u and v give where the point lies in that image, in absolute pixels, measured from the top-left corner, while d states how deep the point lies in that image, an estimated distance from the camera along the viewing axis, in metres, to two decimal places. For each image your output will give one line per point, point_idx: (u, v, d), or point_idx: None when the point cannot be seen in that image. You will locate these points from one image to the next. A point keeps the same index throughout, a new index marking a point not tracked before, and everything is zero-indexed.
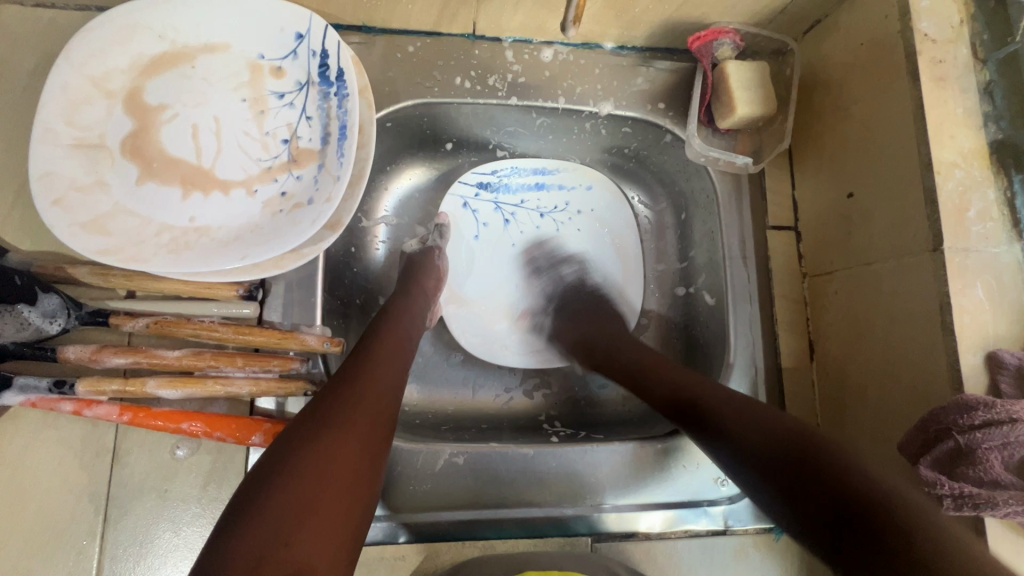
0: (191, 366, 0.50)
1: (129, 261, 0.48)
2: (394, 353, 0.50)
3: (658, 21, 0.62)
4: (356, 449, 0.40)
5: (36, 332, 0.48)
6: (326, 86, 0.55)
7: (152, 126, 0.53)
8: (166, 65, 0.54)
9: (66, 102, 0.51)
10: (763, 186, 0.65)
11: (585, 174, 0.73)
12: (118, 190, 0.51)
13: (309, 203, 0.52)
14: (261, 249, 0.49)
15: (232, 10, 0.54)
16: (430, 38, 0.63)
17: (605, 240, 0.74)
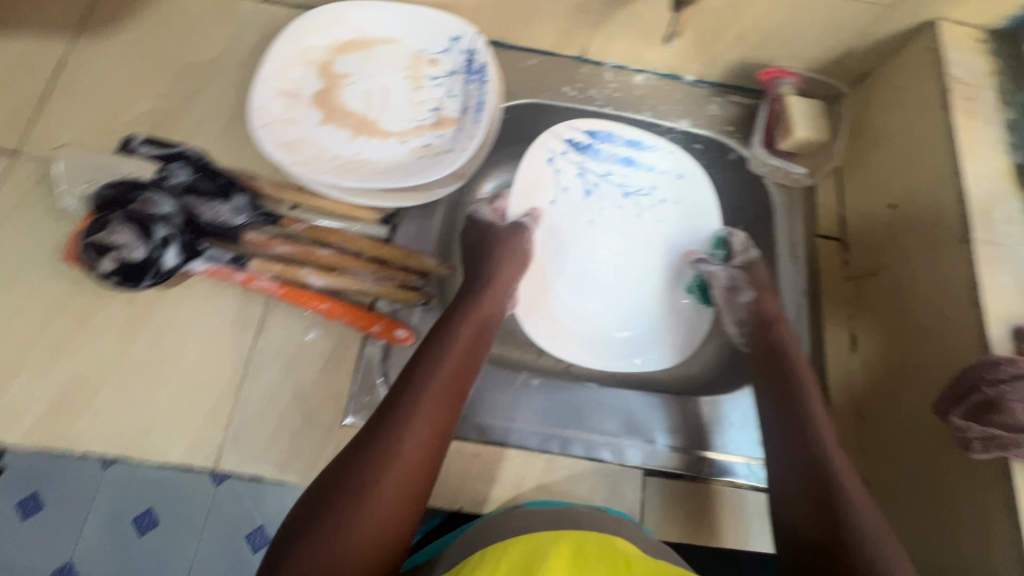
0: (335, 264, 0.63)
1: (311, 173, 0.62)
2: (443, 391, 0.51)
3: (733, 61, 0.76)
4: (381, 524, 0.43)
5: (225, 221, 0.62)
6: (469, 75, 0.71)
7: (336, 86, 0.70)
8: (352, 48, 0.72)
9: (281, 63, 0.68)
10: (815, 200, 0.76)
11: (677, 162, 0.76)
12: (305, 126, 0.66)
13: (448, 152, 0.66)
14: (414, 178, 0.64)
15: (409, 15, 0.72)
16: (547, 56, 0.79)
17: (689, 234, 0.73)
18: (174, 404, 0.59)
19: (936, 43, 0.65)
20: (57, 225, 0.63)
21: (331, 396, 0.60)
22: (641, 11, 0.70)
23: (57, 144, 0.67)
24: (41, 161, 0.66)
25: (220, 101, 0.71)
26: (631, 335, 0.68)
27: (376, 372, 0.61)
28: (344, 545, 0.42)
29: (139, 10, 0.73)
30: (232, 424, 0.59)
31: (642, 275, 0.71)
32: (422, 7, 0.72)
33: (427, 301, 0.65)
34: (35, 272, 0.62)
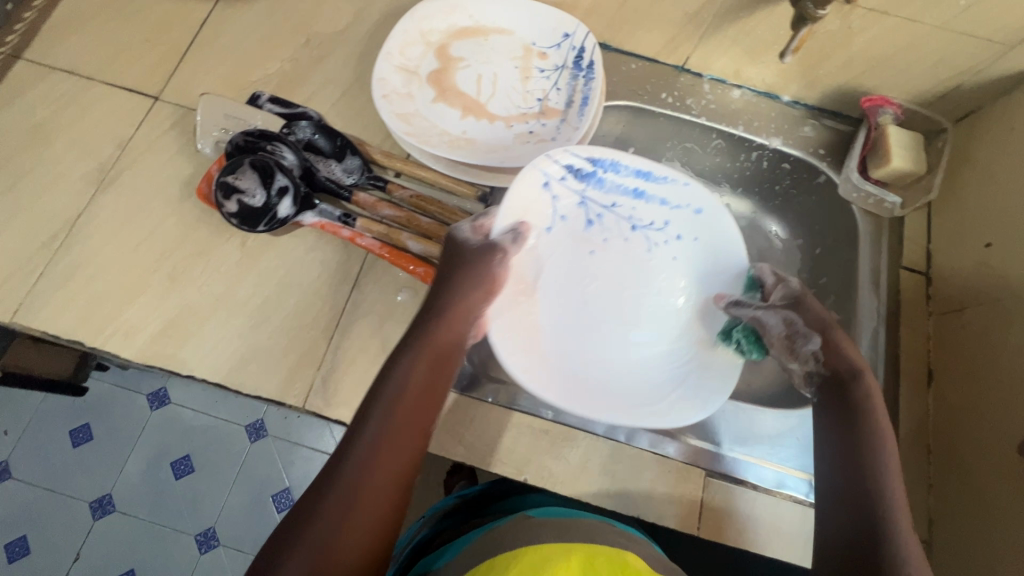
0: (434, 233, 0.66)
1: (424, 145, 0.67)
2: (405, 418, 0.46)
3: (835, 85, 0.77)
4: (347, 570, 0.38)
5: (339, 179, 0.68)
6: (577, 71, 0.73)
7: (450, 68, 0.73)
8: (468, 34, 0.75)
9: (402, 41, 0.72)
10: (902, 232, 0.76)
11: (694, 194, 0.68)
12: (420, 102, 0.71)
13: (552, 140, 0.70)
14: (516, 161, 0.67)
15: (524, 8, 0.75)
16: (649, 63, 0.82)
17: (699, 277, 0.69)
18: (273, 343, 0.63)
19: None
20: (185, 166, 0.69)
21: None
22: (752, 27, 0.71)
23: (192, 93, 0.73)
24: (177, 107, 0.72)
25: (341, 70, 0.76)
26: (632, 381, 0.64)
27: None
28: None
29: None
30: (323, 368, 0.62)
31: (648, 317, 0.69)
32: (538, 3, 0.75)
33: None
34: (164, 205, 0.67)
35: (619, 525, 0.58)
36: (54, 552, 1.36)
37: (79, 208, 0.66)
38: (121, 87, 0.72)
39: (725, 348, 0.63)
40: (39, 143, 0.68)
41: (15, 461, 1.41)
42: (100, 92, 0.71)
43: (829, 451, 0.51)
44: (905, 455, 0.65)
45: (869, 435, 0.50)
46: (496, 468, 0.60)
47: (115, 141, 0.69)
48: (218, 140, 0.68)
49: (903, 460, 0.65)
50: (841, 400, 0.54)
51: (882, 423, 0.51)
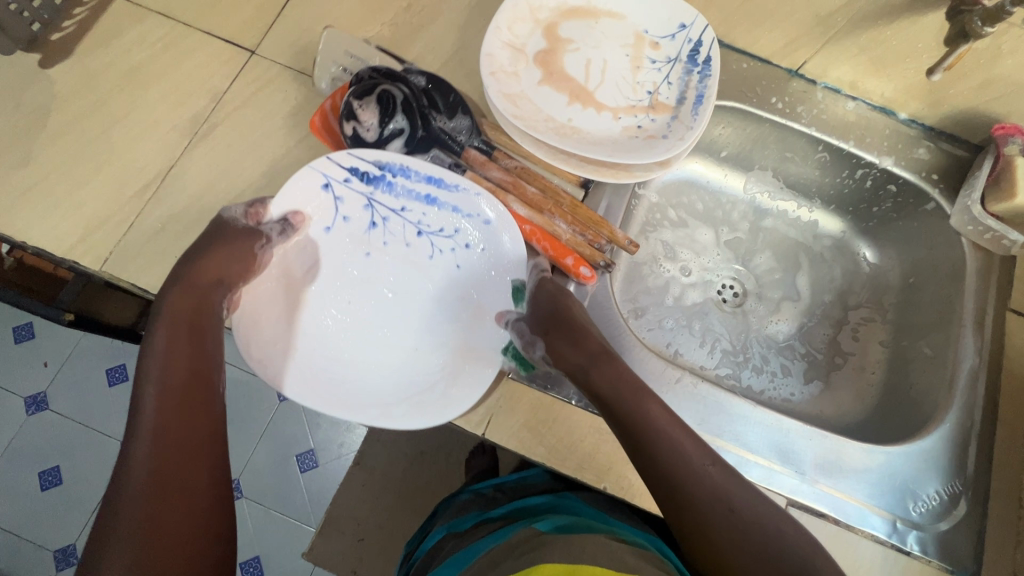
0: (536, 204, 0.64)
1: (532, 130, 0.64)
2: (184, 371, 0.49)
3: (962, 108, 0.72)
4: (179, 510, 0.44)
5: (451, 133, 0.66)
6: (691, 66, 0.69)
7: (558, 49, 0.70)
8: (579, 15, 0.71)
9: (512, 15, 0.69)
10: (1013, 272, 0.71)
11: (485, 204, 0.62)
12: (526, 83, 0.67)
13: (663, 138, 0.66)
14: (624, 155, 0.64)
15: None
16: (761, 63, 0.77)
17: (477, 290, 0.63)
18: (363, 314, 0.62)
19: None
20: (279, 126, 0.66)
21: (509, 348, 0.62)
22: (888, 36, 0.67)
23: (289, 50, 0.70)
24: (272, 64, 0.69)
25: (440, 39, 0.72)
26: (382, 386, 0.59)
27: None
28: (152, 545, 0.42)
29: None
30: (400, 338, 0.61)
31: (415, 326, 0.62)
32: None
33: (608, 266, 0.65)
34: (256, 165, 0.65)
35: (629, 538, 0.66)
36: (85, 486, 1.39)
37: (171, 161, 0.64)
38: (217, 37, 0.69)
39: (507, 360, 0.59)
40: (134, 88, 0.67)
41: (53, 393, 1.43)
42: (196, 41, 0.69)
43: (619, 435, 0.54)
44: (995, 507, 0.62)
45: (637, 402, 0.54)
46: (576, 473, 0.59)
47: (209, 94, 0.67)
48: (337, 77, 0.67)
49: (993, 512, 0.62)
50: (604, 391, 0.55)
51: (617, 374, 0.55)
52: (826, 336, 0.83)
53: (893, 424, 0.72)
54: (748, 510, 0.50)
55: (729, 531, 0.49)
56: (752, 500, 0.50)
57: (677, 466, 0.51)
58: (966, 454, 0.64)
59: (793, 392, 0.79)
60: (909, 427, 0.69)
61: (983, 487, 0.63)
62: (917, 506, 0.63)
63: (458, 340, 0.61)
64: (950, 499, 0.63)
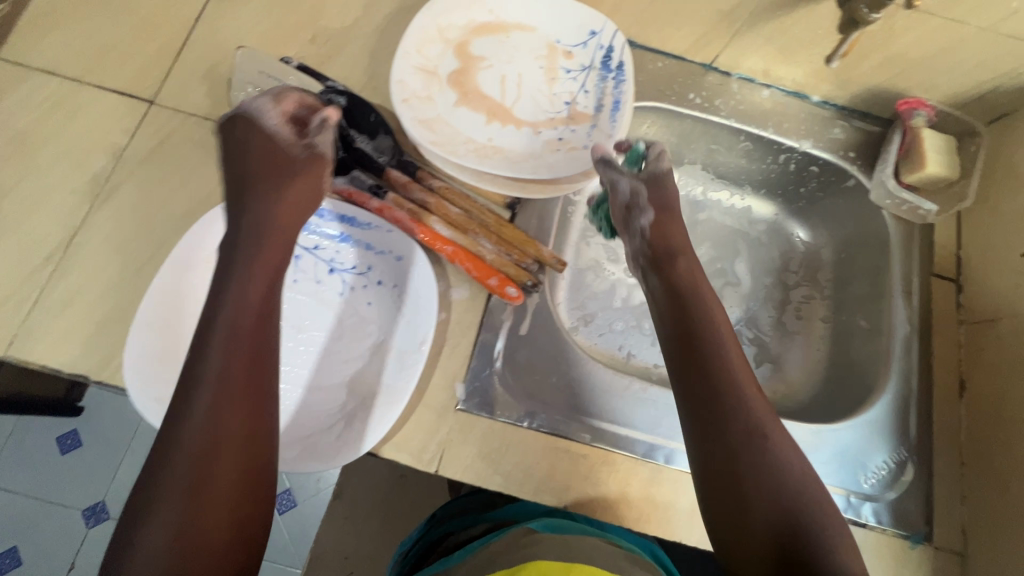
0: (463, 224, 0.63)
1: (453, 154, 0.63)
2: (247, 342, 0.48)
3: (868, 86, 0.75)
4: (223, 485, 0.43)
5: (372, 154, 0.64)
6: (606, 72, 0.69)
7: (472, 68, 0.69)
8: (489, 31, 0.70)
9: (419, 38, 0.67)
10: (932, 238, 0.75)
11: (398, 241, 0.61)
12: (442, 105, 0.67)
13: (584, 149, 0.66)
14: (548, 170, 0.64)
15: (549, 4, 0.71)
16: (676, 60, 0.78)
17: (390, 326, 0.60)
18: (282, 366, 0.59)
19: None
20: (188, 177, 0.63)
21: (457, 379, 0.61)
22: (790, 26, 0.69)
23: (190, 95, 0.67)
24: (174, 112, 0.66)
25: (351, 69, 0.71)
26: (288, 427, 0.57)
27: (494, 356, 0.62)
28: (203, 501, 0.42)
29: None
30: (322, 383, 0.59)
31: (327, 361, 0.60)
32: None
33: (536, 285, 0.65)
34: (168, 222, 0.62)
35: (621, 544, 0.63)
36: (47, 563, 1.31)
37: (75, 226, 0.61)
38: (111, 90, 0.66)
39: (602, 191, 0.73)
40: (26, 153, 0.62)
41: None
42: (89, 96, 0.65)
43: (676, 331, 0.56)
44: (939, 468, 0.65)
45: (700, 301, 0.57)
46: (535, 496, 0.58)
47: (108, 150, 0.63)
48: (252, 98, 0.64)
49: (937, 473, 0.65)
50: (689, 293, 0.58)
51: (709, 301, 0.58)
52: (772, 318, 0.83)
53: (843, 396, 0.74)
54: (779, 449, 0.49)
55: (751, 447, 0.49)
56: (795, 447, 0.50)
57: (719, 356, 0.54)
58: (909, 420, 0.67)
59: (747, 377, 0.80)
60: (857, 398, 0.72)
61: (926, 450, 0.66)
62: (867, 478, 0.65)
63: (365, 377, 0.59)
64: (897, 466, 0.65)
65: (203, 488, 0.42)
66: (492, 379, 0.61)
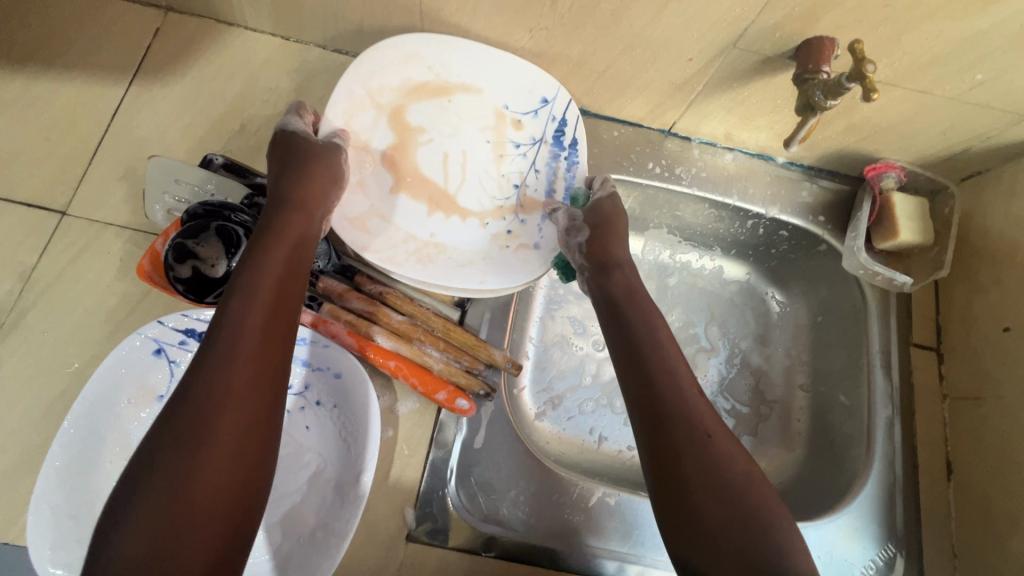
0: (405, 332, 0.59)
1: (392, 264, 0.60)
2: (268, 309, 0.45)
3: (834, 149, 0.71)
4: (215, 455, 0.38)
5: None
6: (557, 148, 0.66)
7: (409, 143, 0.64)
8: (428, 93, 0.64)
9: (348, 109, 0.62)
10: (909, 305, 0.71)
11: (336, 357, 0.56)
12: (376, 195, 0.62)
13: (535, 247, 0.64)
14: (502, 284, 0.62)
15: (495, 59, 0.64)
16: (632, 128, 0.74)
17: (331, 453, 0.56)
18: None
19: None
20: (105, 297, 0.58)
21: (406, 506, 0.56)
22: (748, 96, 0.64)
23: (106, 202, 0.61)
24: (89, 222, 0.61)
25: None
26: None
27: (447, 476, 0.57)
28: (185, 494, 0.36)
29: (203, 59, 0.68)
30: None
31: None
32: (514, 59, 0.64)
33: (489, 392, 0.60)
34: (85, 349, 0.56)
35: None
36: None
37: None
38: (18, 202, 0.60)
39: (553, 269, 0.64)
40: None
41: None
42: None
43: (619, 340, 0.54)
44: (929, 563, 0.61)
45: (641, 306, 0.55)
46: None
47: (16, 272, 0.58)
48: (171, 209, 0.59)
49: (927, 569, 0.61)
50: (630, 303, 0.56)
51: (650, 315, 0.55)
52: (749, 385, 0.77)
53: (826, 478, 0.70)
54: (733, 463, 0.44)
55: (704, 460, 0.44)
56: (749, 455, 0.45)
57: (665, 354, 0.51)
58: (895, 512, 0.63)
59: None
60: (839, 482, 0.67)
61: (915, 543, 0.62)
62: None
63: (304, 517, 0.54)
64: (886, 563, 0.61)
65: (200, 454, 0.37)
66: (445, 502, 0.56)
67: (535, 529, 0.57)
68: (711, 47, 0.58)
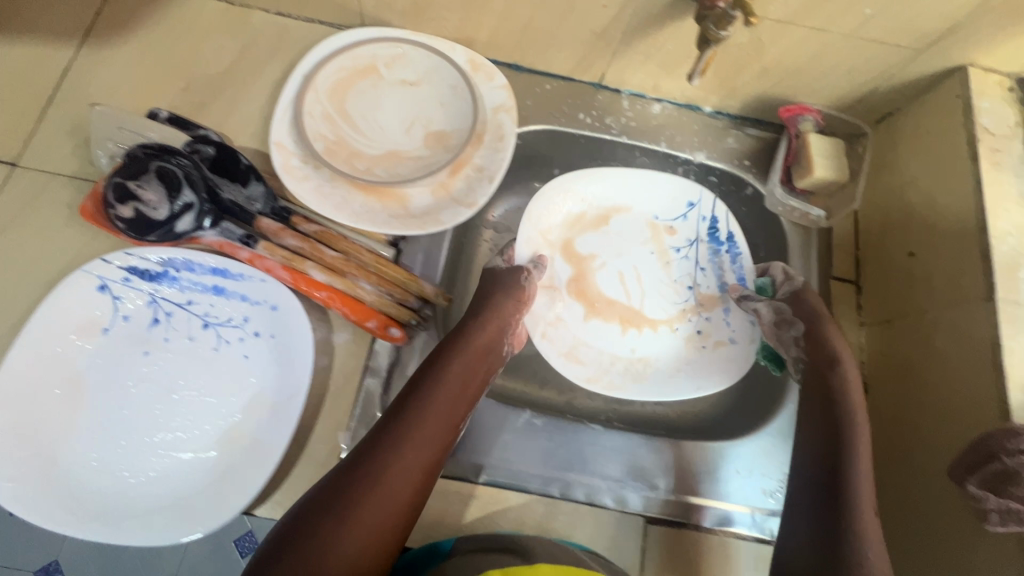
0: (339, 266, 0.62)
1: (594, 384, 0.71)
2: (435, 419, 0.55)
3: (753, 95, 0.75)
4: (371, 532, 0.48)
5: (243, 206, 0.63)
6: (716, 245, 0.77)
7: (585, 270, 0.77)
8: (591, 225, 0.77)
9: (527, 245, 0.74)
10: (830, 242, 0.74)
11: (271, 290, 0.60)
12: (572, 325, 0.74)
13: (729, 343, 0.74)
14: (714, 381, 0.72)
15: (630, 180, 0.77)
16: (564, 81, 0.78)
17: (267, 380, 0.59)
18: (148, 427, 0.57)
19: (966, 89, 0.63)
20: (53, 238, 0.62)
21: (339, 428, 0.60)
22: (663, 42, 0.68)
23: (56, 153, 0.65)
24: (39, 171, 0.64)
25: (229, 115, 0.70)
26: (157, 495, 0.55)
27: (379, 401, 0.61)
28: (354, 518, 0.48)
29: (151, 22, 0.72)
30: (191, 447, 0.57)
31: (200, 420, 0.58)
32: (641, 173, 0.76)
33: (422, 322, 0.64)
34: (33, 286, 0.60)
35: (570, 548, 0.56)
36: None
37: None
38: None
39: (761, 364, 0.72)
40: None
41: None
42: None
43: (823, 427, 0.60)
44: None
45: (846, 408, 0.60)
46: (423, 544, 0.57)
47: None
48: (114, 154, 0.63)
49: None
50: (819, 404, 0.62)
51: (855, 409, 0.60)
52: None
53: (754, 407, 0.72)
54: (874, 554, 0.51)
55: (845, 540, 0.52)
56: (883, 542, 0.52)
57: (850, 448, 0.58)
58: None
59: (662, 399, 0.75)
60: (761, 408, 0.71)
61: None
62: (774, 493, 0.63)
63: (240, 436, 0.57)
64: None
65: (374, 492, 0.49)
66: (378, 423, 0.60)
67: (463, 448, 0.61)
68: None
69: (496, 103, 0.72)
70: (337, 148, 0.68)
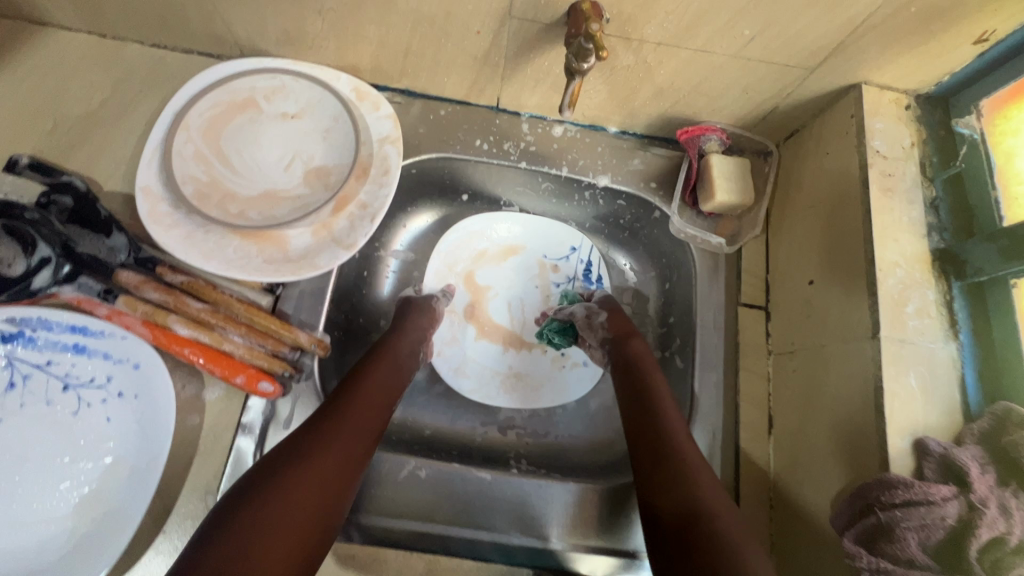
0: (206, 318, 0.60)
1: (476, 395, 0.75)
2: (377, 392, 0.57)
3: (654, 115, 0.71)
4: (323, 474, 0.47)
5: (104, 258, 0.60)
6: (588, 283, 0.80)
7: (481, 299, 0.80)
8: (490, 258, 0.81)
9: (436, 276, 0.78)
10: (739, 267, 0.72)
11: (134, 347, 0.57)
12: (465, 344, 0.77)
13: (584, 365, 0.78)
14: (560, 399, 0.76)
15: (527, 227, 0.81)
16: (460, 106, 0.74)
17: (131, 441, 0.57)
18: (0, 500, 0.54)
19: (859, 110, 0.60)
20: None
21: (207, 490, 0.57)
22: (549, 66, 0.65)
23: None
24: None
25: (98, 158, 0.66)
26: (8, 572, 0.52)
27: (250, 459, 0.58)
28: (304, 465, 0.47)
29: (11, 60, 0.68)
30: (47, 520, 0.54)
31: (59, 489, 0.55)
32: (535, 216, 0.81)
33: (295, 373, 0.62)
34: None
35: None
36: None
37: None
38: None
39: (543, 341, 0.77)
40: None
41: None
42: None
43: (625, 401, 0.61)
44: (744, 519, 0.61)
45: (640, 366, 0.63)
46: None
47: None
48: None
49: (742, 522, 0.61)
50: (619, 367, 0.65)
51: (651, 368, 0.63)
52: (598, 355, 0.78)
53: None
54: (709, 485, 0.50)
55: (676, 476, 0.51)
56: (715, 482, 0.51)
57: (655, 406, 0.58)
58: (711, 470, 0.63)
59: (573, 428, 0.75)
60: None
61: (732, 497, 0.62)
62: None
63: (100, 503, 0.55)
64: None
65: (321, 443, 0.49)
66: None
67: None
68: (490, 18, 0.58)
69: (381, 134, 0.69)
70: (207, 191, 0.63)
